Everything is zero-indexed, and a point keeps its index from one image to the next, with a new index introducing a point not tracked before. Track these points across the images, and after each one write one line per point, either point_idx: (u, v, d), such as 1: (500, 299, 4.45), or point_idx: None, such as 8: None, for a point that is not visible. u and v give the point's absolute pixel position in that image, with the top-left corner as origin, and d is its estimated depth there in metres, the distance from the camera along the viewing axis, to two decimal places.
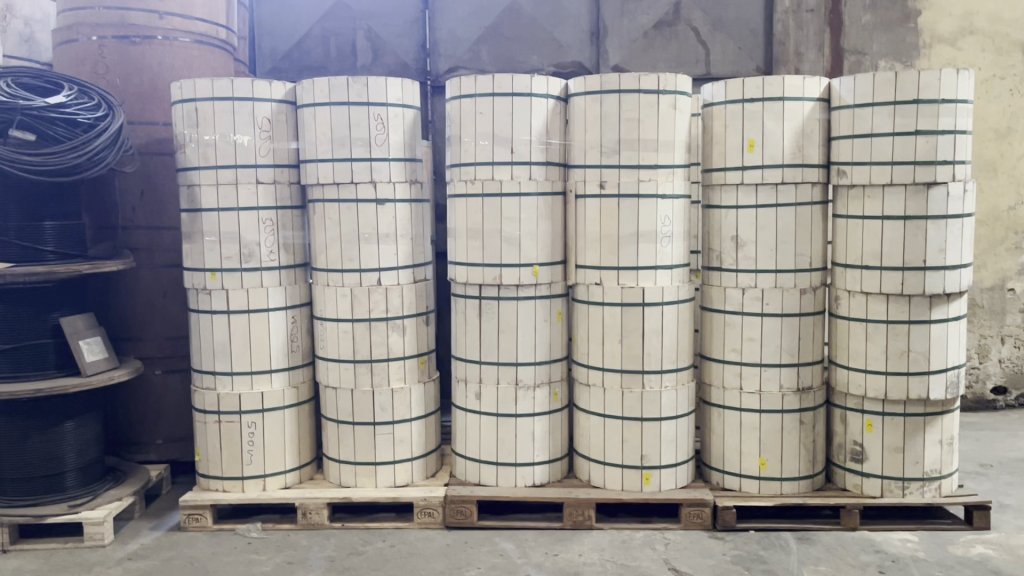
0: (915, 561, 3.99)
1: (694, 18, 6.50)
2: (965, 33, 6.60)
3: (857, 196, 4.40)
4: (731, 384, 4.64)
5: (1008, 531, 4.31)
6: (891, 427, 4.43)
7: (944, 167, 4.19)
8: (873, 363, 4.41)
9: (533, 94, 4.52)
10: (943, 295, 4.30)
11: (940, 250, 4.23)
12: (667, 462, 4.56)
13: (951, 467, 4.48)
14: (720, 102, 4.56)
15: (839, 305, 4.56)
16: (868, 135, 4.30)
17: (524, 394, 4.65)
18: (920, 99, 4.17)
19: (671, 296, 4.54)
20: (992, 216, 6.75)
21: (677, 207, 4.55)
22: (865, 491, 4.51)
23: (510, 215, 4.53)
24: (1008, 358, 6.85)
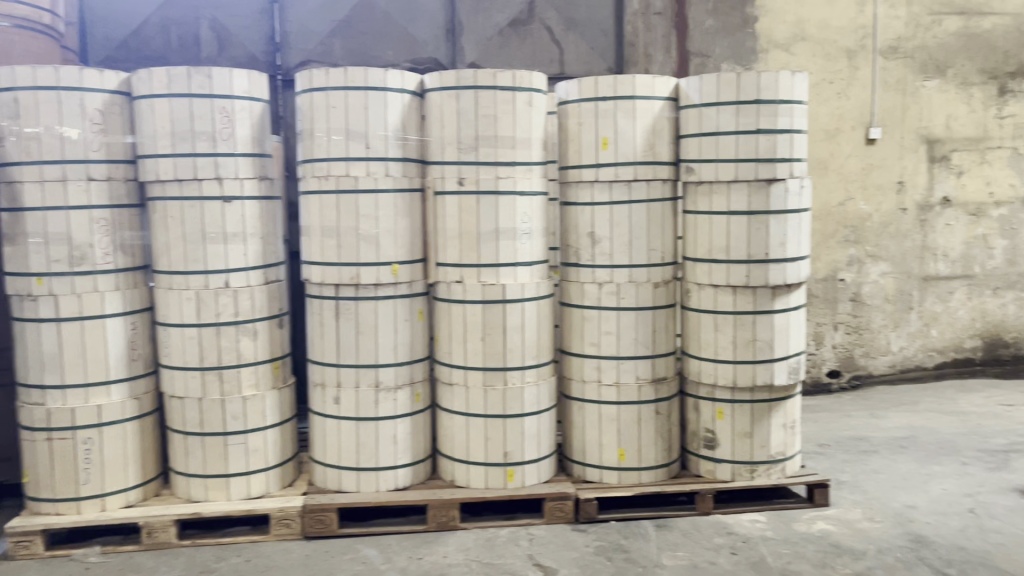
0: (764, 541, 4.18)
1: (547, 18, 6.59)
2: (797, 39, 7.00)
3: (705, 192, 4.58)
4: (590, 378, 4.71)
5: (845, 506, 4.59)
6: (740, 413, 4.62)
7: (783, 164, 4.41)
8: (723, 353, 4.59)
9: (387, 89, 4.41)
10: (784, 286, 4.53)
11: (780, 243, 4.45)
12: (530, 458, 4.58)
13: (794, 448, 4.74)
14: (574, 100, 4.62)
15: (690, 298, 4.73)
16: (713, 133, 4.47)
17: (384, 396, 4.54)
18: (760, 99, 4.36)
19: (531, 293, 4.56)
20: (825, 211, 7.21)
21: (535, 204, 4.58)
22: (717, 476, 4.69)
23: (367, 213, 4.41)
24: (841, 344, 7.35)
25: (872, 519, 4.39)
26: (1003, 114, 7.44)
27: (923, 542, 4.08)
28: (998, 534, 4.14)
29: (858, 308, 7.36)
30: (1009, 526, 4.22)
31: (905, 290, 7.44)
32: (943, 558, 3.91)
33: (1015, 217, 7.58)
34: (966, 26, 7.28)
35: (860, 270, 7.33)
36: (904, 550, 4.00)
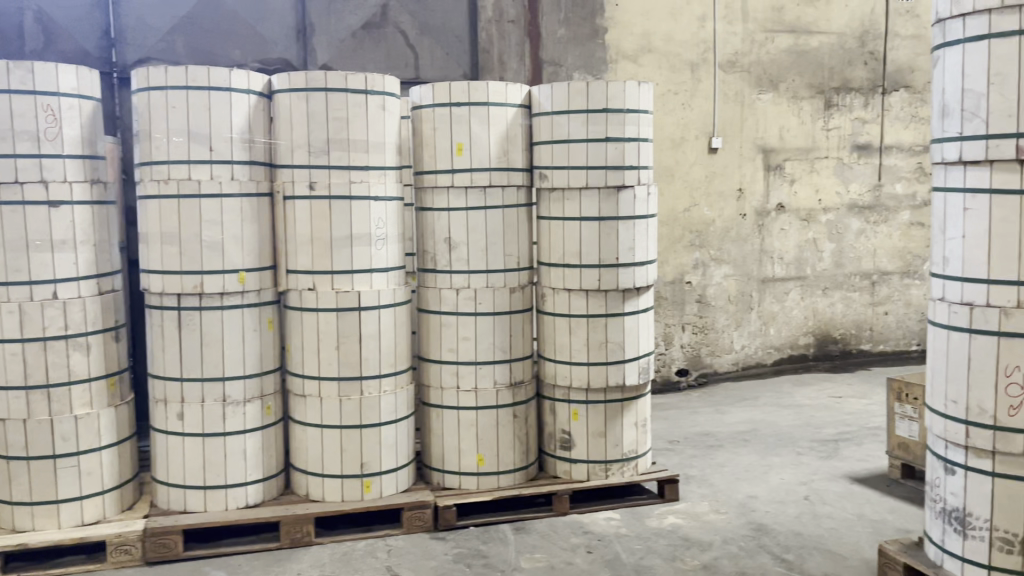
0: (618, 538, 4.30)
1: (401, 22, 6.55)
2: (644, 50, 7.27)
3: (558, 199, 4.66)
4: (448, 384, 4.69)
5: (693, 500, 4.79)
6: (594, 413, 4.73)
7: (631, 172, 4.57)
8: (577, 356, 4.69)
9: (232, 89, 4.23)
10: (634, 289, 4.68)
11: (629, 248, 4.60)
12: (387, 468, 4.50)
13: (645, 446, 4.90)
14: (428, 105, 4.59)
15: (545, 303, 4.80)
16: (565, 140, 4.56)
17: (232, 410, 4.34)
18: (608, 108, 4.49)
19: (387, 300, 4.49)
20: (672, 217, 7.53)
21: (390, 209, 4.50)
22: (574, 476, 4.78)
23: (211, 218, 4.21)
24: (689, 344, 7.68)
25: (718, 511, 4.60)
26: (829, 126, 8.01)
27: (764, 531, 4.31)
28: (830, 519, 4.43)
29: (703, 309, 7.72)
30: (839, 511, 4.53)
31: (746, 291, 7.87)
32: (782, 544, 4.14)
33: (841, 222, 8.17)
34: (796, 43, 7.79)
35: (705, 273, 7.70)
36: (747, 539, 4.22)
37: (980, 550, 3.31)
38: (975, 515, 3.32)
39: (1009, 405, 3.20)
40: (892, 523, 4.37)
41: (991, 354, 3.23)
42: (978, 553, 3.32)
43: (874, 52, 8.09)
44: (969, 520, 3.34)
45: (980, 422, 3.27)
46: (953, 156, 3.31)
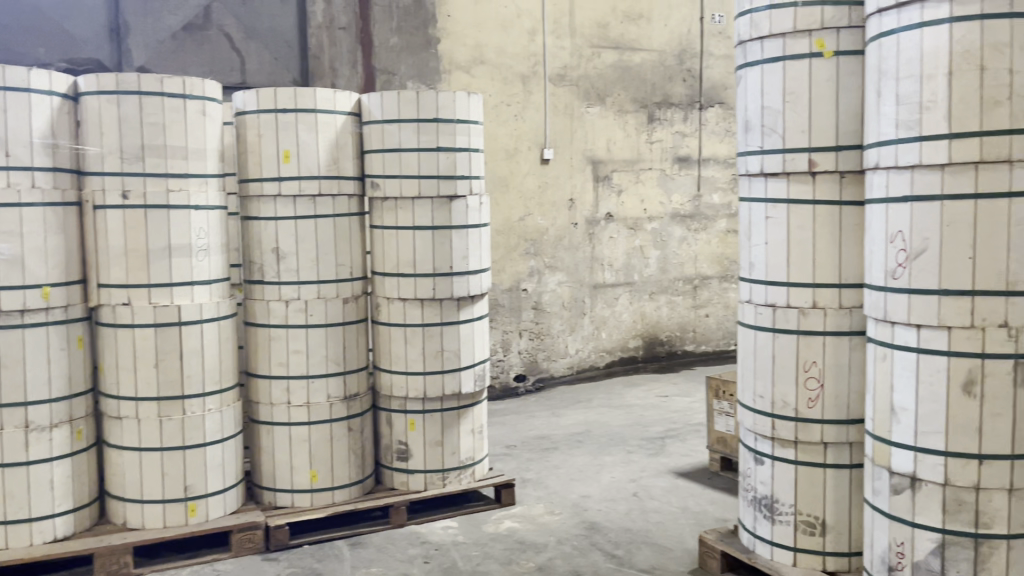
0: (455, 545, 4.32)
1: (225, 24, 6.32)
2: (476, 62, 7.35)
3: (390, 207, 4.62)
4: (278, 400, 4.53)
5: (529, 503, 4.89)
6: (431, 423, 4.72)
7: (462, 181, 4.61)
8: (412, 366, 4.66)
9: (31, 90, 3.92)
10: (468, 297, 4.72)
11: (462, 256, 4.64)
12: (213, 490, 4.30)
13: (482, 453, 4.95)
14: (252, 111, 4.45)
15: (380, 313, 4.75)
16: (395, 149, 4.53)
17: (37, 437, 4.00)
18: (439, 118, 4.51)
19: (211, 313, 4.28)
20: (507, 226, 7.66)
21: (212, 218, 4.32)
22: (411, 486, 4.74)
23: (8, 229, 3.88)
24: (525, 349, 7.84)
25: (552, 513, 4.71)
26: (653, 139, 8.42)
27: (595, 529, 4.46)
28: (656, 513, 4.64)
29: (538, 315, 7.90)
30: (665, 505, 4.76)
31: (578, 297, 8.12)
32: (612, 541, 4.30)
33: (665, 230, 8.61)
34: (620, 59, 8.14)
35: (540, 280, 7.88)
36: (579, 538, 4.35)
37: (787, 534, 3.58)
38: (781, 501, 3.58)
39: (808, 397, 3.48)
40: (711, 513, 4.64)
41: (792, 351, 3.50)
42: (785, 537, 3.59)
43: (691, 70, 8.59)
44: (776, 506, 3.60)
45: (783, 415, 3.54)
46: (755, 169, 3.57)
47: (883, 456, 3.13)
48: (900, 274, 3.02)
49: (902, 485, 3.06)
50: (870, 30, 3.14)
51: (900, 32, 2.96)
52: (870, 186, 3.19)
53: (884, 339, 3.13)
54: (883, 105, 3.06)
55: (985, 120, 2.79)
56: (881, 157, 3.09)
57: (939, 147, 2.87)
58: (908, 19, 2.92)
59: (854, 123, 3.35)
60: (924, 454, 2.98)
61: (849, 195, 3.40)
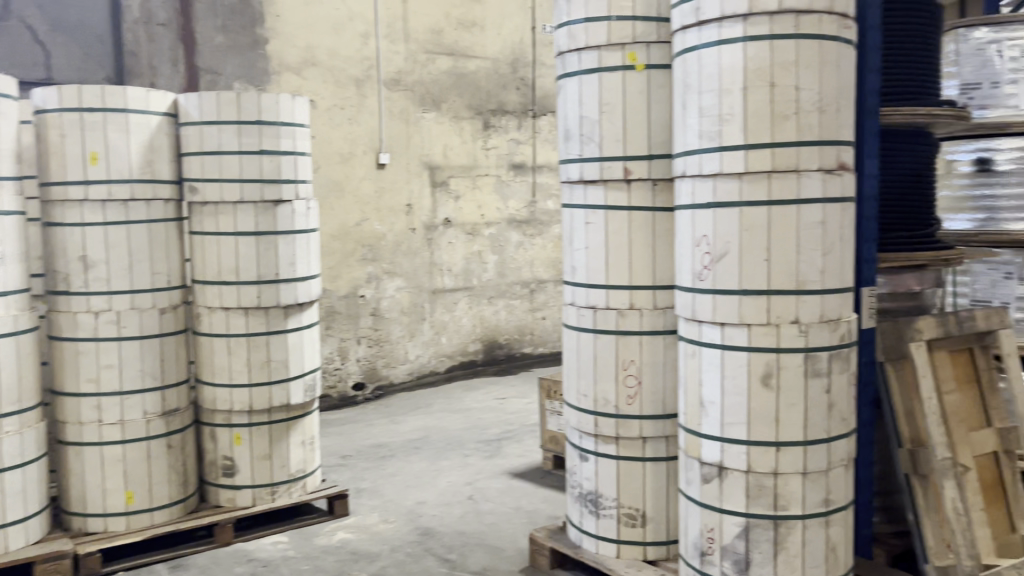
0: (285, 561, 4.19)
1: (27, 15, 5.87)
2: (307, 63, 7.18)
3: (211, 213, 4.43)
4: (88, 418, 4.24)
5: (363, 512, 4.82)
6: (258, 437, 4.56)
7: (288, 186, 4.50)
8: (237, 377, 4.49)
9: None
10: (296, 305, 4.59)
11: (289, 262, 4.52)
12: (13, 519, 3.96)
13: (313, 464, 4.83)
14: (54, 109, 4.14)
15: (201, 323, 4.54)
16: (215, 152, 4.36)
17: None
18: (261, 121, 4.37)
19: (7, 328, 3.94)
20: (343, 231, 7.51)
21: (8, 224, 3.99)
22: (237, 503, 4.56)
23: None
24: (364, 357, 7.72)
25: (387, 521, 4.67)
26: (488, 146, 8.54)
27: (429, 534, 4.46)
28: (490, 515, 4.70)
29: (377, 322, 7.80)
30: (499, 506, 4.83)
31: (417, 303, 8.09)
32: (446, 545, 4.31)
33: (502, 236, 8.75)
34: (455, 66, 8.21)
35: (378, 286, 7.79)
36: (413, 544, 4.33)
37: (610, 527, 3.72)
38: (605, 496, 3.72)
39: (627, 393, 3.64)
40: (544, 512, 4.74)
41: (611, 351, 3.65)
42: (609, 530, 3.72)
43: (524, 78, 8.79)
44: (600, 501, 3.73)
45: (605, 412, 3.68)
46: (575, 176, 3.69)
47: (694, 448, 3.32)
48: (705, 276, 3.22)
49: (711, 474, 3.25)
50: (676, 45, 3.33)
51: (701, 48, 3.15)
52: (678, 193, 3.37)
53: (693, 337, 3.32)
54: (687, 116, 3.25)
55: (776, 133, 3.02)
56: (687, 166, 3.28)
57: (737, 157, 3.08)
58: (708, 36, 3.12)
59: (664, 133, 3.54)
60: (730, 444, 3.17)
61: (661, 201, 3.57)
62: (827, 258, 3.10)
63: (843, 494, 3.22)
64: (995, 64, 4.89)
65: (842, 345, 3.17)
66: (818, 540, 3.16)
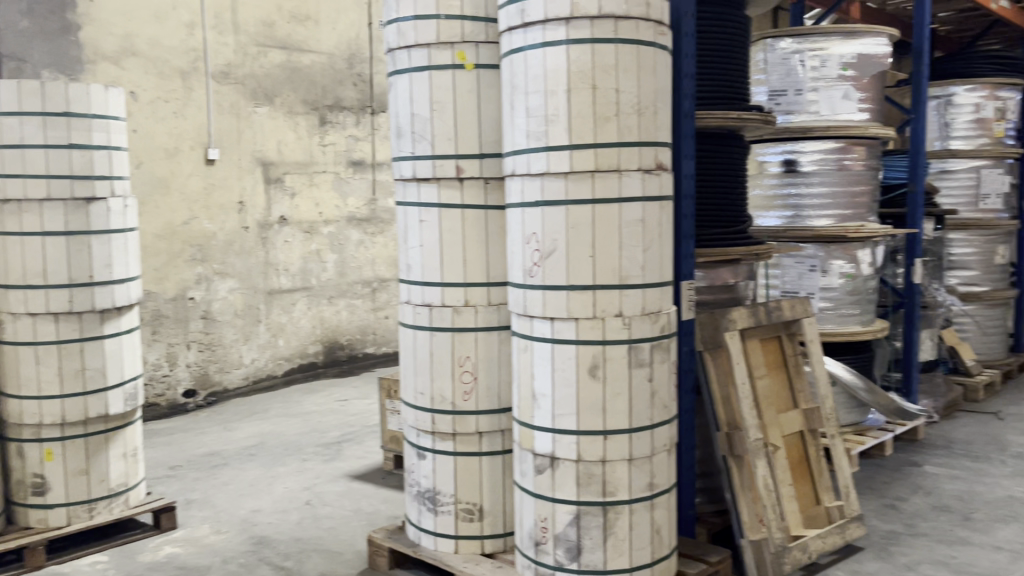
0: None
1: None
2: (126, 53, 6.75)
3: (13, 211, 4.09)
4: None
5: (192, 524, 4.60)
6: (72, 452, 4.24)
7: (102, 182, 4.21)
8: (47, 389, 4.16)
9: None
10: (113, 309, 4.31)
11: (105, 264, 4.23)
12: None
13: (137, 477, 4.55)
14: None
15: (4, 330, 4.19)
16: (17, 146, 4.02)
17: None
18: (70, 112, 4.07)
19: None
20: (169, 231, 7.12)
21: None
22: (50, 523, 4.24)
23: None
24: (195, 362, 7.35)
25: (218, 532, 4.48)
26: (325, 142, 8.35)
27: (264, 543, 4.31)
28: (328, 519, 4.61)
29: (208, 325, 7.45)
30: (338, 510, 4.74)
31: (252, 304, 7.81)
32: (281, 553, 4.19)
33: (341, 234, 8.58)
34: (288, 60, 7.98)
35: (209, 288, 7.45)
36: (246, 555, 4.18)
37: (448, 523, 3.74)
38: (442, 493, 3.74)
39: (462, 390, 3.66)
40: (383, 512, 4.70)
41: (447, 348, 3.67)
42: (447, 526, 3.74)
43: (361, 74, 8.67)
44: (438, 498, 3.75)
45: (442, 409, 3.69)
46: (408, 173, 3.68)
47: (527, 440, 3.39)
48: (535, 273, 3.29)
49: (543, 465, 3.33)
50: (503, 45, 3.38)
51: (527, 50, 3.22)
52: (509, 191, 3.43)
53: (525, 332, 3.39)
54: (515, 116, 3.31)
55: (598, 134, 3.13)
56: (516, 165, 3.34)
57: (562, 157, 3.17)
58: (533, 38, 3.19)
59: (494, 132, 3.59)
60: (561, 435, 3.27)
61: (493, 199, 3.62)
62: (648, 253, 3.25)
63: (666, 477, 3.39)
64: (799, 73, 5.28)
65: (663, 336, 3.34)
66: (644, 523, 3.32)
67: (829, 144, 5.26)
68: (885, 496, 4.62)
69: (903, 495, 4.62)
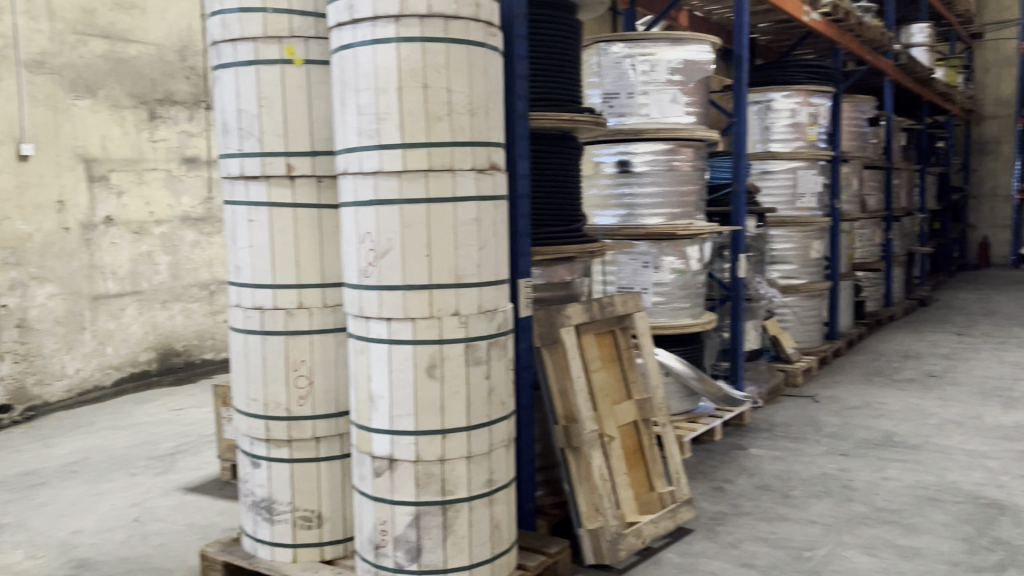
0: None
1: None
2: None
3: None
4: None
5: (3, 551, 4.23)
6: None
7: None
8: None
9: None
10: None
11: None
12: None
13: None
14: None
15: None
16: None
17: None
18: None
19: None
20: None
21: None
22: None
23: None
24: (9, 375, 6.77)
25: (33, 557, 4.15)
26: (155, 138, 7.92)
27: (86, 566, 4.04)
28: (159, 535, 4.37)
29: (24, 334, 6.88)
30: (169, 525, 4.51)
31: (75, 310, 7.29)
32: None
33: (175, 235, 8.16)
34: (112, 50, 7.50)
35: (24, 293, 6.88)
36: None
37: (285, 532, 3.63)
38: (279, 501, 3.63)
39: (298, 395, 3.57)
40: (219, 525, 4.51)
41: (280, 352, 3.55)
42: (284, 536, 3.64)
43: (194, 67, 8.27)
44: (274, 507, 3.63)
45: (276, 415, 3.58)
46: (236, 171, 3.54)
47: (366, 443, 3.34)
48: (370, 273, 3.24)
49: (382, 467, 3.30)
50: (333, 42, 3.32)
51: (357, 47, 3.17)
52: (342, 190, 3.37)
53: (361, 333, 3.33)
54: (346, 114, 3.25)
55: (431, 133, 3.13)
56: (348, 164, 3.29)
57: (395, 156, 3.14)
58: (363, 35, 3.14)
59: (326, 129, 3.52)
60: (399, 436, 3.24)
61: (326, 198, 3.55)
62: (483, 253, 3.28)
63: (505, 473, 3.44)
64: (629, 76, 5.49)
65: (499, 333, 3.38)
66: (483, 519, 3.35)
67: (659, 146, 5.49)
68: (713, 479, 4.89)
69: (729, 477, 4.90)
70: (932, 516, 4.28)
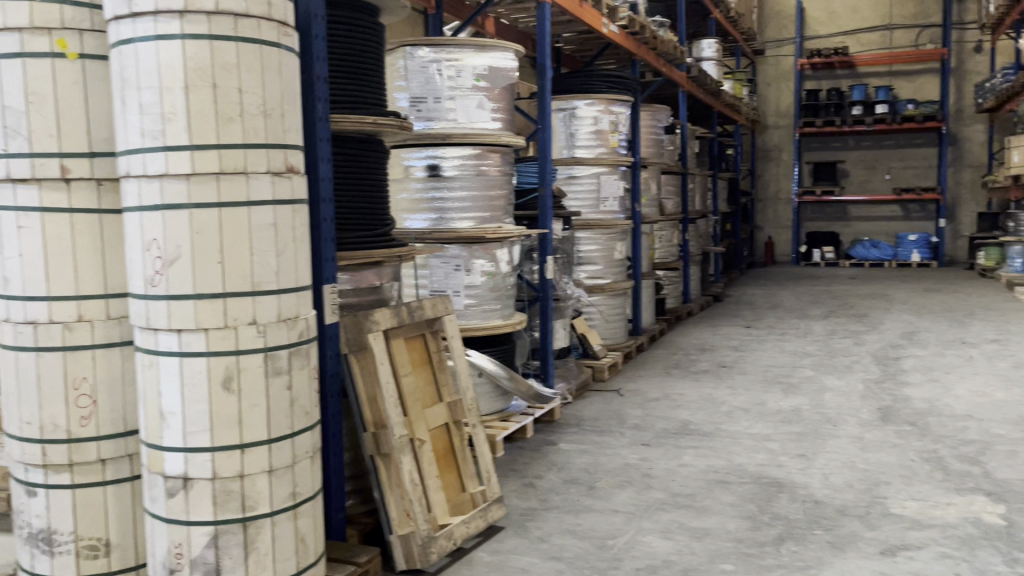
0: None
1: None
2: None
3: None
4: None
5: None
6: None
7: None
8: None
9: None
10: None
11: None
12: None
13: None
14: None
15: None
16: None
17: None
18: None
19: None
20: None
21: None
22: None
23: None
24: None
25: None
26: None
27: None
28: None
29: None
30: None
31: None
32: None
33: None
34: None
35: None
36: None
37: (68, 564, 3.36)
38: (59, 531, 3.34)
39: (79, 415, 3.29)
40: None
41: (58, 369, 3.27)
42: (66, 568, 3.36)
43: None
44: (54, 538, 3.34)
45: (54, 438, 3.29)
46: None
47: (157, 463, 3.15)
48: (158, 282, 3.05)
49: (175, 488, 3.11)
50: (111, 35, 3.10)
51: (137, 41, 2.97)
52: (124, 194, 3.15)
53: (149, 346, 3.14)
54: (127, 113, 3.05)
55: (221, 134, 2.99)
56: (131, 166, 3.08)
57: (182, 158, 2.97)
58: (144, 30, 2.96)
59: (105, 128, 3.28)
60: (193, 453, 3.07)
61: (106, 203, 3.31)
62: (281, 259, 3.18)
63: (309, 484, 3.36)
64: (435, 81, 5.51)
65: (301, 342, 3.29)
66: (287, 534, 3.25)
67: (466, 151, 5.57)
68: (524, 476, 5.01)
69: (539, 473, 5.04)
70: (721, 498, 4.61)
